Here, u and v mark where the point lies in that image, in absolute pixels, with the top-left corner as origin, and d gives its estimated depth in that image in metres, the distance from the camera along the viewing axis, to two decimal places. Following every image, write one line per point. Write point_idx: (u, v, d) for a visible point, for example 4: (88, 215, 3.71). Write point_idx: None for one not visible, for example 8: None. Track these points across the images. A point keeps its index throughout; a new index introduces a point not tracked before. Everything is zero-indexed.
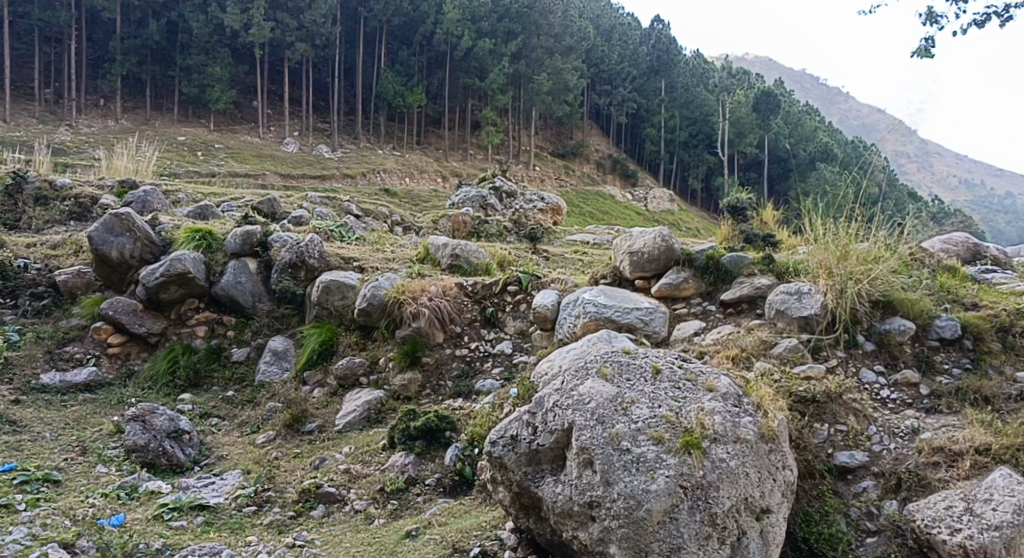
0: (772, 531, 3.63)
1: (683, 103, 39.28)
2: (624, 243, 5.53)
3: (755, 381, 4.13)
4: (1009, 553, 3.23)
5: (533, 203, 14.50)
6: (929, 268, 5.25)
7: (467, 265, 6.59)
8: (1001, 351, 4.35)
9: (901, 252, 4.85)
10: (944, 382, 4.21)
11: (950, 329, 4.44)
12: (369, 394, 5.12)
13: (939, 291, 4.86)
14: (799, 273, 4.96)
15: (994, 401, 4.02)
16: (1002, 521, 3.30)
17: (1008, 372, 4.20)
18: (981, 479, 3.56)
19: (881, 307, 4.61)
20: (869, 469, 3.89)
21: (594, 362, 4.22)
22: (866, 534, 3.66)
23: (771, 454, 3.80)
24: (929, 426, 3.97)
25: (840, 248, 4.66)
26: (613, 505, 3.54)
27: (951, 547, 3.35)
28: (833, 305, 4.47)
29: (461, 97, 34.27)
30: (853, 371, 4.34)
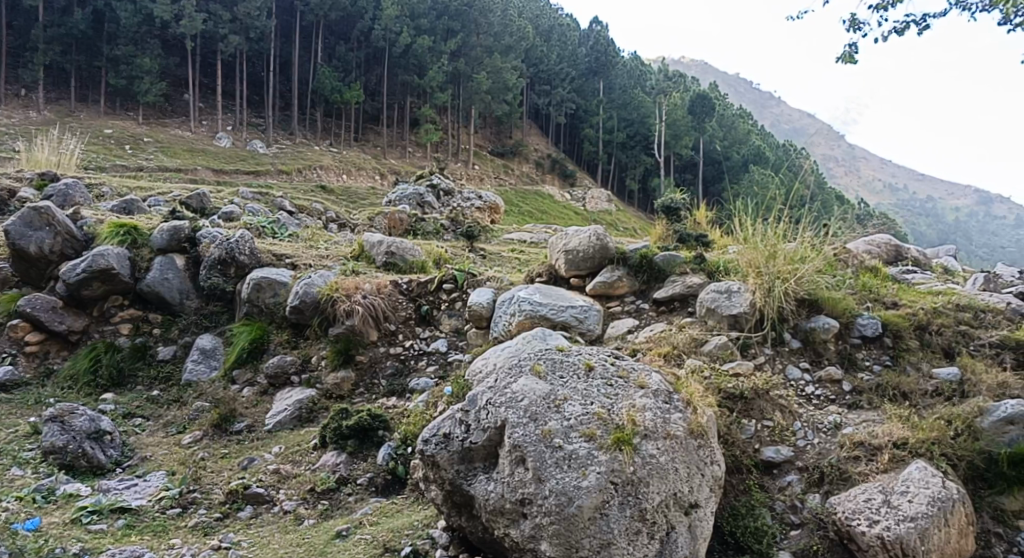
0: (700, 525, 3.70)
1: (620, 105, 39.63)
2: (559, 242, 5.56)
3: (685, 377, 4.20)
4: (923, 543, 3.37)
5: (471, 201, 14.62)
6: (852, 268, 5.40)
7: (402, 263, 6.57)
8: (919, 349, 4.49)
9: (826, 252, 4.97)
10: (865, 379, 4.33)
11: (871, 328, 4.56)
12: (300, 393, 5.05)
13: (861, 291, 5.00)
14: (729, 272, 5.06)
15: (911, 396, 4.15)
16: (918, 512, 3.43)
17: (925, 369, 4.34)
18: (898, 472, 3.68)
19: (807, 305, 4.72)
20: (794, 464, 3.99)
21: (528, 359, 4.24)
22: (790, 527, 3.77)
23: (700, 450, 3.87)
24: (851, 421, 4.08)
25: (768, 248, 4.74)
26: (544, 502, 3.59)
27: (869, 539, 3.47)
28: (761, 304, 4.56)
29: (399, 95, 34.26)
30: (780, 368, 4.44)
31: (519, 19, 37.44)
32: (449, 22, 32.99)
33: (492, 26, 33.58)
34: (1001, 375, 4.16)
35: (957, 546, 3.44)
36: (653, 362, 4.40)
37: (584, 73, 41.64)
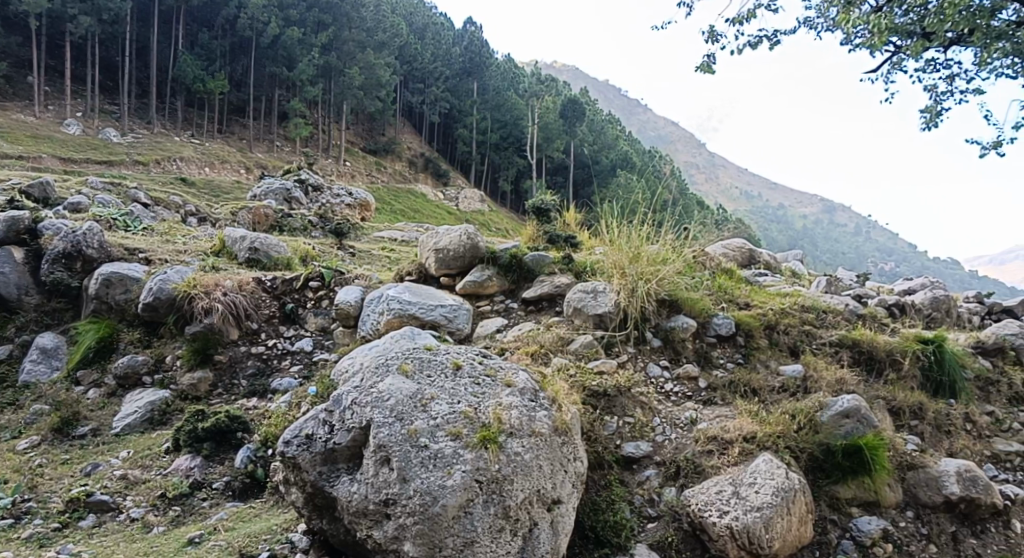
0: (562, 521, 3.77)
1: (494, 105, 39.53)
2: (430, 240, 5.58)
3: (551, 376, 4.28)
4: (767, 531, 3.56)
5: (341, 197, 14.54)
6: (710, 270, 5.65)
7: (267, 260, 6.47)
8: (767, 347, 4.74)
9: (685, 255, 5.19)
10: (720, 376, 4.53)
11: (726, 327, 4.79)
12: (153, 393, 4.83)
13: (718, 292, 5.23)
14: (595, 272, 5.21)
15: (761, 393, 4.36)
16: (763, 502, 3.61)
17: (773, 366, 4.59)
18: (746, 464, 3.85)
19: (667, 306, 4.90)
20: (652, 459, 4.12)
21: (395, 359, 4.19)
22: (647, 520, 3.89)
23: (563, 446, 3.95)
24: (705, 417, 4.25)
25: (632, 249, 4.91)
26: (408, 502, 3.57)
27: (719, 529, 3.63)
28: (625, 304, 4.71)
29: (267, 86, 33.50)
30: (642, 366, 4.58)
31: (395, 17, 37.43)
32: (319, 15, 32.71)
33: (364, 21, 33.90)
34: (838, 372, 4.47)
35: (797, 534, 3.64)
36: (520, 361, 4.45)
37: (459, 73, 41.61)
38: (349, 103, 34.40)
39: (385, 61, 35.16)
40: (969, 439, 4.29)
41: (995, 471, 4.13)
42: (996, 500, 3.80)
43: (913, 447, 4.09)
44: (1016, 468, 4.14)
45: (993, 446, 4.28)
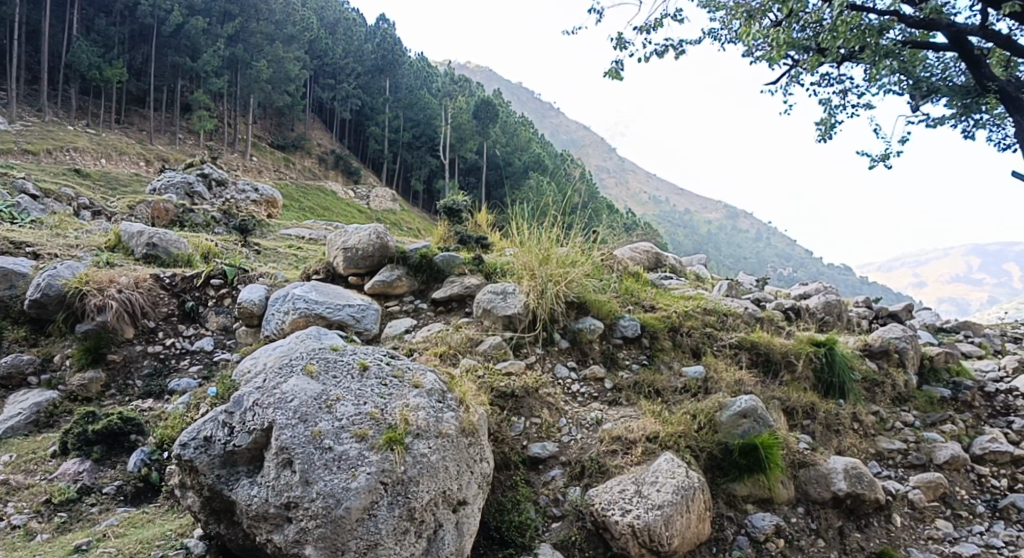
0: (468, 522, 3.78)
1: (406, 105, 39.60)
2: (338, 239, 5.53)
3: (459, 376, 4.27)
4: (667, 528, 3.65)
5: (245, 191, 14.09)
6: (617, 273, 5.77)
7: (166, 255, 6.33)
8: (670, 349, 4.89)
9: (593, 257, 5.29)
10: (625, 377, 4.63)
11: (631, 329, 4.91)
12: (39, 394, 4.62)
13: (624, 295, 5.38)
14: (505, 273, 5.28)
15: (663, 393, 4.48)
16: (664, 501, 3.70)
17: (675, 367, 4.72)
18: (648, 463, 3.94)
19: (576, 307, 4.97)
20: (558, 459, 4.17)
21: (300, 359, 4.11)
22: (552, 519, 3.93)
23: (470, 447, 3.95)
24: (610, 417, 4.33)
25: (542, 251, 4.97)
26: (310, 505, 3.51)
27: (621, 527, 3.70)
28: (534, 305, 4.75)
29: (171, 76, 32.38)
30: (549, 367, 4.62)
31: (307, 11, 36.88)
32: (227, 5, 32.10)
33: (271, 12, 33.53)
34: (737, 373, 4.62)
35: (695, 531, 3.74)
36: (429, 361, 4.44)
37: (369, 70, 40.66)
38: (257, 96, 33.59)
39: (295, 55, 34.58)
40: (856, 437, 4.52)
41: (878, 468, 4.36)
42: (879, 495, 4.00)
43: (805, 445, 4.27)
44: (897, 464, 4.37)
45: (877, 444, 4.51)
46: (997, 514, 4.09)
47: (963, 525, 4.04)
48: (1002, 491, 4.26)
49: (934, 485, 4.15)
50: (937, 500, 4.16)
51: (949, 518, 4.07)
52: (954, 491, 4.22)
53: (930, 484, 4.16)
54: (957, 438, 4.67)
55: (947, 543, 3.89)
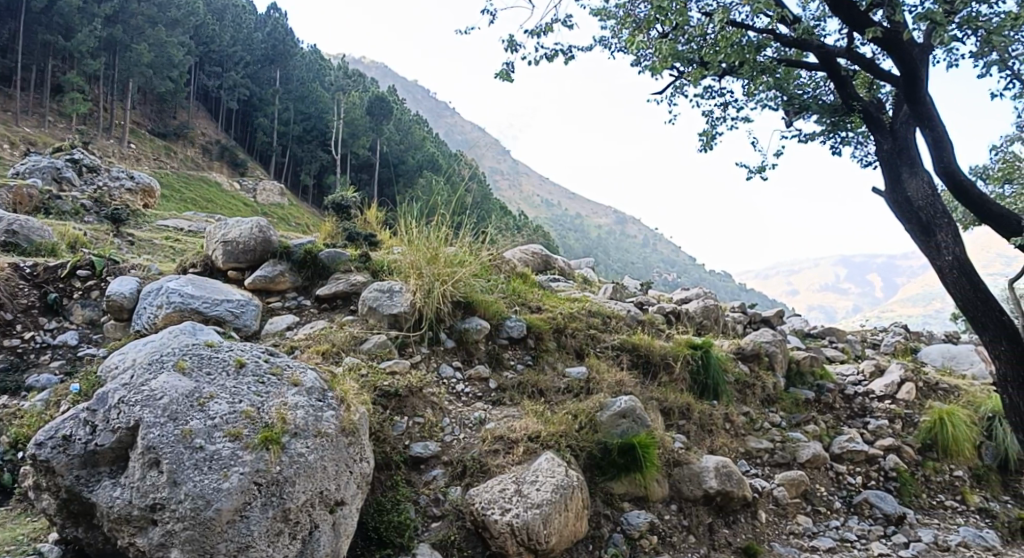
0: (344, 523, 3.72)
1: (298, 97, 38.69)
2: (217, 232, 5.42)
3: (341, 376, 4.21)
4: (545, 526, 3.70)
5: (120, 180, 13.50)
6: (504, 274, 5.92)
7: (27, 245, 6.02)
8: (554, 349, 5.07)
9: (481, 257, 5.39)
10: (508, 377, 4.75)
11: (517, 330, 5.04)
12: None
13: (511, 295, 5.54)
14: (391, 272, 5.40)
15: (546, 393, 4.58)
16: (543, 499, 3.75)
17: (559, 368, 4.87)
18: (529, 463, 3.98)
19: (463, 307, 5.04)
20: (440, 458, 4.18)
21: (171, 355, 3.95)
22: (431, 519, 3.92)
23: (350, 447, 3.89)
24: (493, 417, 4.38)
25: (430, 250, 4.99)
26: (178, 507, 3.38)
27: (501, 526, 3.71)
28: (420, 305, 4.80)
29: (40, 54, 30.55)
30: (434, 367, 4.67)
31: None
32: None
33: None
34: (618, 374, 4.85)
35: (572, 529, 3.80)
36: (311, 359, 4.40)
37: (259, 59, 40.14)
38: (136, 81, 32.13)
39: (179, 40, 33.40)
40: (726, 437, 4.74)
41: (747, 466, 4.58)
42: (746, 493, 4.20)
43: (680, 444, 4.46)
44: (764, 463, 4.63)
45: (747, 442, 4.75)
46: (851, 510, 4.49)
47: (821, 519, 4.37)
48: (857, 488, 4.67)
49: (797, 483, 4.44)
50: (799, 496, 4.45)
51: (810, 514, 4.38)
52: (813, 489, 4.54)
53: (793, 481, 4.45)
54: (819, 437, 5.06)
55: (806, 537, 4.17)
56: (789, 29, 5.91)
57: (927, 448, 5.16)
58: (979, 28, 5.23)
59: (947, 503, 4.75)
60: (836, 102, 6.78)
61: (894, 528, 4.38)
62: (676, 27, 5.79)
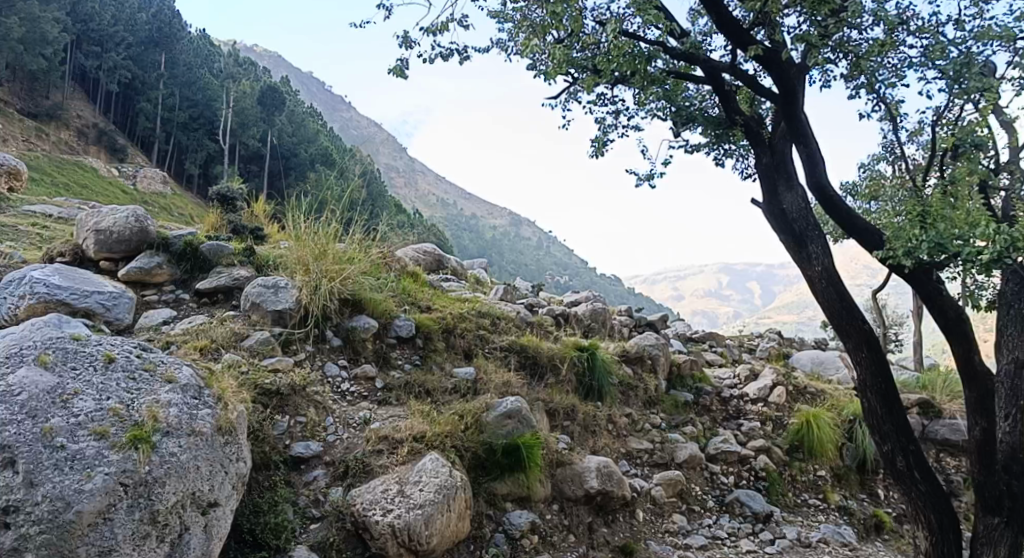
0: (217, 525, 3.60)
1: (184, 82, 36.60)
2: (91, 220, 5.56)
3: (220, 373, 4.11)
4: (426, 527, 3.69)
5: None
6: (396, 272, 6.13)
7: None
8: (443, 349, 5.24)
9: (371, 254, 5.59)
10: (395, 376, 4.84)
11: (406, 329, 5.18)
12: None
13: (402, 294, 5.69)
14: (281, 267, 5.51)
15: (433, 392, 4.70)
16: (425, 500, 3.75)
17: (446, 368, 5.04)
18: (413, 464, 3.98)
19: (351, 305, 5.17)
20: (321, 459, 4.14)
21: (32, 349, 3.73)
22: (310, 520, 3.85)
23: (226, 446, 3.77)
24: (378, 417, 4.41)
25: (319, 246, 5.18)
26: (34, 509, 3.19)
27: (381, 527, 3.68)
28: (306, 302, 4.90)
29: None
30: (319, 365, 4.70)
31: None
32: None
33: None
34: (505, 374, 5.06)
35: (454, 530, 3.82)
36: (189, 355, 4.34)
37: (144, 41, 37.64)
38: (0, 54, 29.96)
39: (50, 14, 31.47)
40: (609, 437, 5.11)
41: (629, 466, 4.97)
42: (625, 492, 4.46)
43: (563, 445, 4.69)
44: (644, 464, 5.03)
45: (628, 443, 5.16)
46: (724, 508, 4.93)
47: (695, 518, 4.77)
48: (728, 486, 5.18)
49: (673, 483, 4.84)
50: (676, 496, 4.83)
51: (684, 511, 4.77)
52: (690, 488, 4.96)
53: (671, 481, 4.86)
54: (696, 438, 5.56)
55: (680, 534, 4.52)
56: (677, 43, 6.02)
57: (794, 450, 5.81)
58: (850, 53, 5.55)
59: (810, 502, 5.39)
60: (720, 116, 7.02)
61: (762, 525, 4.85)
62: (571, 32, 5.89)
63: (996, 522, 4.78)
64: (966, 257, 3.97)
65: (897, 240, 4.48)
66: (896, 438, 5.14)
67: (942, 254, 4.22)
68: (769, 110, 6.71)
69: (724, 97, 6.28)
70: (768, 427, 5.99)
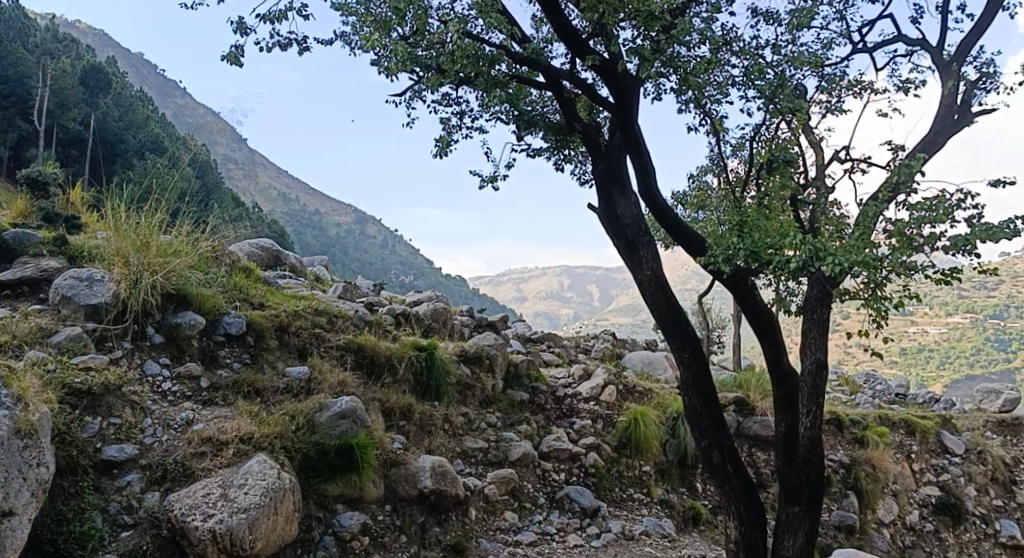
0: (11, 535, 3.89)
1: None
2: None
3: (16, 373, 4.46)
4: (250, 532, 4.56)
5: None
6: (224, 267, 7.61)
7: None
8: (275, 347, 6.76)
9: (198, 249, 7.00)
10: (224, 378, 6.08)
11: (235, 326, 6.63)
12: None
13: (233, 289, 7.21)
14: (98, 259, 6.72)
15: (263, 394, 6.08)
16: (249, 504, 4.64)
17: (264, 365, 6.50)
18: (238, 470, 4.89)
19: (175, 300, 6.52)
20: (138, 463, 5.01)
21: None
22: (121, 528, 4.61)
23: (25, 451, 4.12)
24: (202, 419, 5.51)
25: (142, 240, 6.44)
26: None
27: (201, 532, 4.49)
28: (125, 296, 6.10)
29: None
30: (139, 363, 5.89)
31: None
32: None
33: None
34: (340, 376, 6.61)
35: (280, 531, 4.79)
36: None
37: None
38: None
39: None
40: (447, 439, 6.90)
41: (464, 467, 6.76)
42: (451, 491, 6.02)
43: (398, 446, 6.32)
44: (478, 463, 6.87)
45: (463, 444, 6.97)
46: (555, 504, 6.89)
47: (525, 515, 6.62)
48: (558, 482, 7.17)
49: (503, 483, 6.63)
50: (506, 494, 6.65)
51: (516, 509, 6.62)
52: (522, 487, 6.84)
53: (502, 482, 6.65)
54: (529, 436, 7.59)
55: (509, 531, 6.28)
56: (518, 49, 6.65)
57: (623, 446, 8.02)
58: (678, 68, 6.44)
59: (637, 497, 7.54)
60: (559, 122, 7.80)
61: (587, 519, 6.85)
62: (415, 31, 6.47)
63: (796, 510, 6.15)
64: (779, 263, 5.10)
65: (719, 248, 5.66)
66: (713, 435, 6.42)
67: (757, 260, 5.39)
68: (604, 118, 7.58)
69: (564, 103, 7.08)
70: (598, 424, 8.21)
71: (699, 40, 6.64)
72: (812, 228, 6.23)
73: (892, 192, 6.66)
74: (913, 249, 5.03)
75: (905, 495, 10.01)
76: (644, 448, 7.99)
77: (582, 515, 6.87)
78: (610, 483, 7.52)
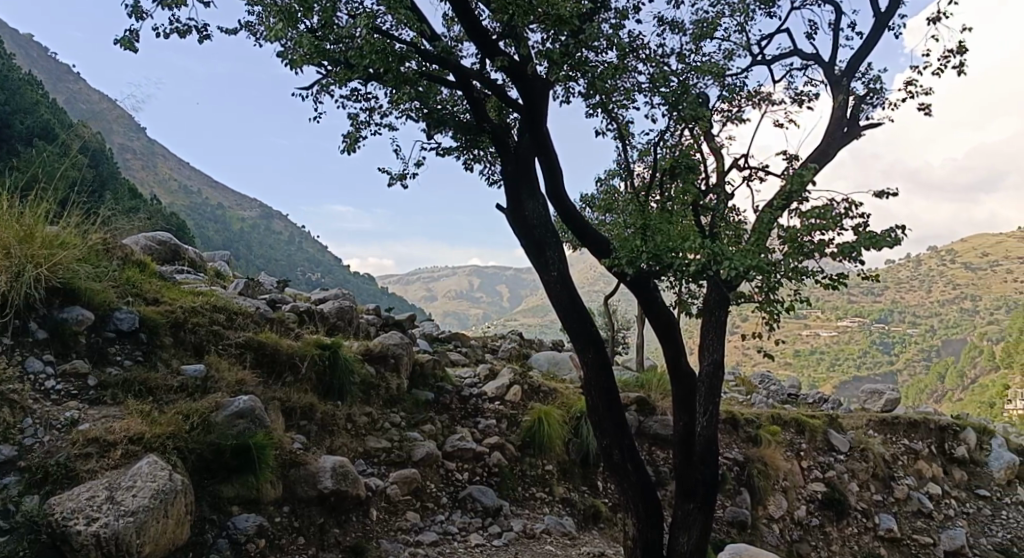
0: None
1: None
2: None
3: None
4: (137, 536, 4.68)
5: None
6: (117, 260, 7.50)
7: None
8: (170, 344, 6.75)
9: (87, 242, 6.90)
10: (111, 377, 6.06)
11: (127, 322, 6.58)
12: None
13: (125, 284, 7.14)
14: None
15: (155, 392, 6.09)
16: (138, 507, 4.76)
17: (155, 361, 6.49)
18: (125, 471, 4.99)
19: (61, 296, 6.43)
20: (17, 465, 5.02)
21: None
22: None
23: None
24: (87, 419, 5.55)
25: (25, 232, 6.28)
26: None
27: (85, 536, 4.59)
28: (6, 288, 5.92)
29: None
30: (21, 360, 5.81)
31: None
32: None
33: None
34: (239, 375, 6.65)
35: (168, 534, 4.90)
36: None
37: None
38: None
39: None
40: (349, 439, 6.98)
41: (366, 467, 6.84)
42: (349, 493, 6.12)
43: (298, 445, 6.41)
44: (380, 463, 6.94)
45: (365, 444, 7.04)
46: (458, 503, 7.05)
47: (427, 514, 6.77)
48: (462, 482, 7.34)
49: (406, 483, 6.76)
50: (409, 495, 6.79)
51: (418, 509, 6.76)
52: (425, 488, 6.98)
53: (405, 482, 6.78)
54: (434, 436, 7.69)
55: (411, 532, 6.44)
56: (430, 47, 6.74)
57: (527, 445, 8.18)
58: (585, 72, 6.82)
59: (539, 496, 7.73)
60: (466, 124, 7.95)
61: (488, 517, 7.05)
62: (324, 24, 6.50)
63: (691, 507, 6.35)
64: (680, 267, 5.29)
65: (626, 250, 5.79)
66: (613, 435, 6.55)
67: (658, 264, 5.55)
68: (515, 120, 7.74)
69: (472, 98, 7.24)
70: (503, 424, 8.34)
71: (604, 45, 6.94)
72: (712, 233, 6.51)
73: (785, 199, 6.99)
74: (803, 256, 5.40)
75: (794, 491, 10.38)
76: (547, 448, 8.17)
77: (484, 514, 7.06)
78: (513, 483, 7.68)
